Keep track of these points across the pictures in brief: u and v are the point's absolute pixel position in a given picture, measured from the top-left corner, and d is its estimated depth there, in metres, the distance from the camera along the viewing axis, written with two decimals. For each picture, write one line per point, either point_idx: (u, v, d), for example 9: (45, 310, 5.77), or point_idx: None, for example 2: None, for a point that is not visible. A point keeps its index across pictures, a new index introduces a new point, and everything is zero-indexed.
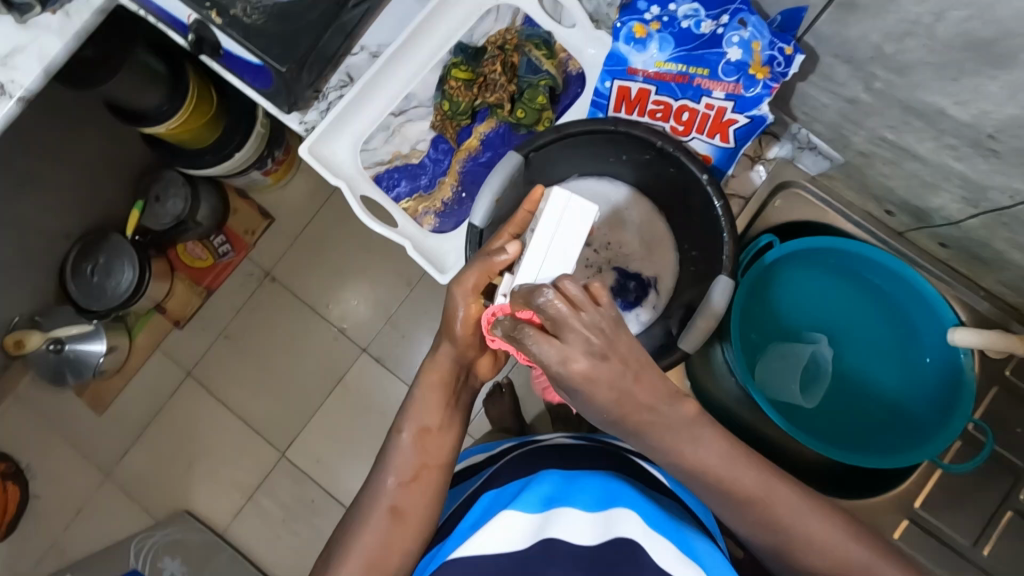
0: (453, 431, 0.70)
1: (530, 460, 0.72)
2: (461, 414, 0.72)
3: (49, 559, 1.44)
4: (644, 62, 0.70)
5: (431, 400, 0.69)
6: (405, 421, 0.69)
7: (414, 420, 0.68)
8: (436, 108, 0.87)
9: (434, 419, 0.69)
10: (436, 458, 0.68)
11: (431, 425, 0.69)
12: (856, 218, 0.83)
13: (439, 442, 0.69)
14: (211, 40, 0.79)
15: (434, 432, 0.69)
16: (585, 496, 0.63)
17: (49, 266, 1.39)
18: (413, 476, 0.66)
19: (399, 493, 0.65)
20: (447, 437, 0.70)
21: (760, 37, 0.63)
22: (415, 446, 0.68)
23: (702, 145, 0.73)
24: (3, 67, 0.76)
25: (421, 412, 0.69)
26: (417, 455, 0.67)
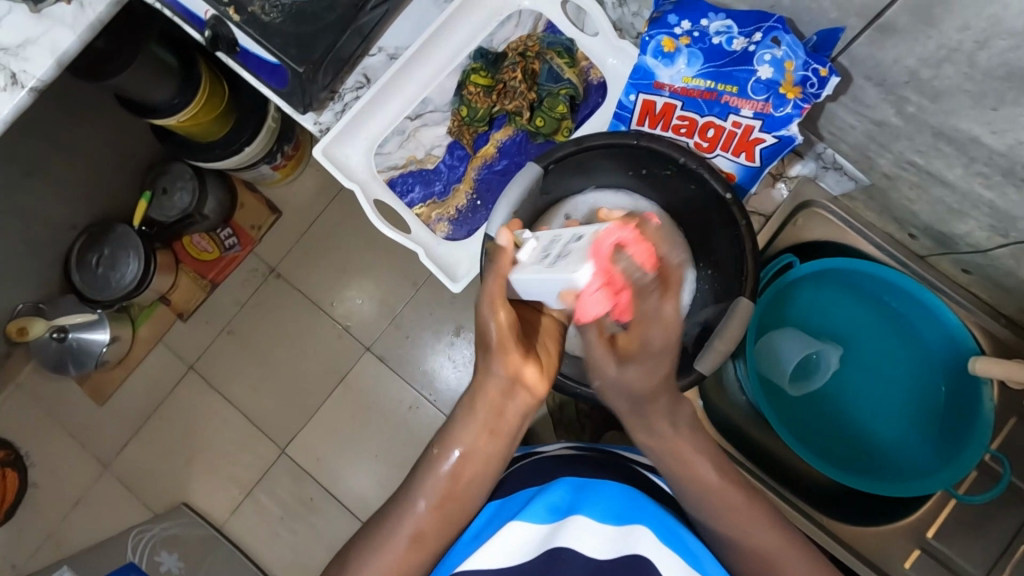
0: (500, 461, 0.66)
1: (533, 467, 0.69)
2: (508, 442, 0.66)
3: (46, 549, 1.43)
4: (670, 76, 0.69)
5: (478, 424, 0.65)
6: (449, 442, 0.65)
7: (458, 443, 0.65)
8: (453, 113, 0.85)
9: (479, 444, 0.65)
10: (466, 489, 0.65)
11: (476, 448, 0.65)
12: (877, 240, 0.81)
13: (480, 470, 0.65)
14: (228, 37, 0.78)
15: (478, 459, 0.65)
16: (593, 504, 0.61)
17: (52, 254, 1.38)
18: (439, 505, 0.63)
19: (427, 518, 0.63)
20: (490, 461, 0.65)
21: (794, 57, 0.61)
22: (449, 473, 0.64)
23: (726, 163, 0.72)
24: (15, 57, 0.75)
25: (464, 433, 0.65)
26: (446, 483, 0.64)
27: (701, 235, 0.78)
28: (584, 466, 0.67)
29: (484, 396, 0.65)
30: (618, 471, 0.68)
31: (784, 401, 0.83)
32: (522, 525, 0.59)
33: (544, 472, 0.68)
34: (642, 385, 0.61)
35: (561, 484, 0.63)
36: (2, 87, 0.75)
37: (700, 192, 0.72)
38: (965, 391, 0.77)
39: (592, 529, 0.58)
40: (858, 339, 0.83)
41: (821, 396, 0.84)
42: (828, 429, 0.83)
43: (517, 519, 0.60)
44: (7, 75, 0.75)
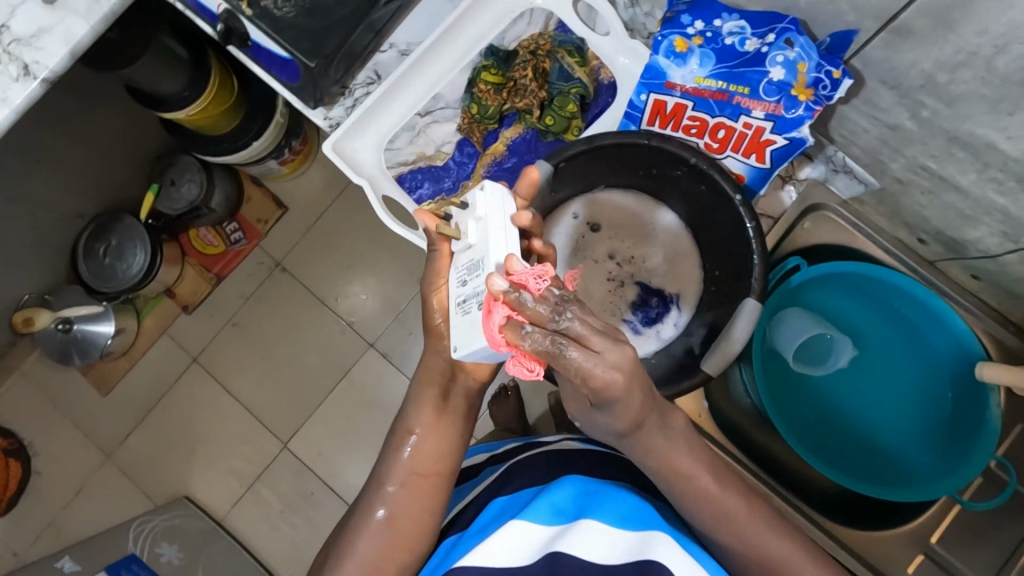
0: (454, 435, 0.71)
1: (531, 467, 0.71)
2: (458, 416, 0.72)
3: (48, 537, 1.43)
4: (683, 76, 0.68)
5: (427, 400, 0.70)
6: (407, 423, 0.70)
7: (414, 423, 0.70)
8: (463, 111, 0.86)
9: (429, 419, 0.70)
10: (428, 467, 0.70)
11: (429, 426, 0.70)
12: (885, 244, 0.81)
13: (436, 446, 0.70)
14: (240, 31, 0.78)
15: (433, 435, 0.70)
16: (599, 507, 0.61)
17: (60, 244, 1.39)
18: (401, 483, 0.68)
19: (394, 499, 0.68)
20: (442, 441, 0.70)
21: (807, 59, 0.61)
22: (410, 453, 0.69)
23: (737, 164, 0.72)
24: (28, 47, 0.75)
25: (417, 409, 0.70)
26: (407, 463, 0.69)
27: (710, 235, 0.78)
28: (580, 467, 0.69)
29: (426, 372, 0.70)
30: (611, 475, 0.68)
31: (790, 387, 0.84)
32: (529, 523, 0.59)
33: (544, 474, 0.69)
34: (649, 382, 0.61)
35: (569, 486, 0.63)
36: (15, 76, 0.75)
37: (710, 192, 0.72)
38: (970, 397, 0.76)
39: (601, 527, 0.59)
40: (873, 341, 0.83)
41: (827, 398, 0.83)
42: (833, 430, 0.83)
43: (522, 517, 0.59)
44: (21, 65, 0.75)
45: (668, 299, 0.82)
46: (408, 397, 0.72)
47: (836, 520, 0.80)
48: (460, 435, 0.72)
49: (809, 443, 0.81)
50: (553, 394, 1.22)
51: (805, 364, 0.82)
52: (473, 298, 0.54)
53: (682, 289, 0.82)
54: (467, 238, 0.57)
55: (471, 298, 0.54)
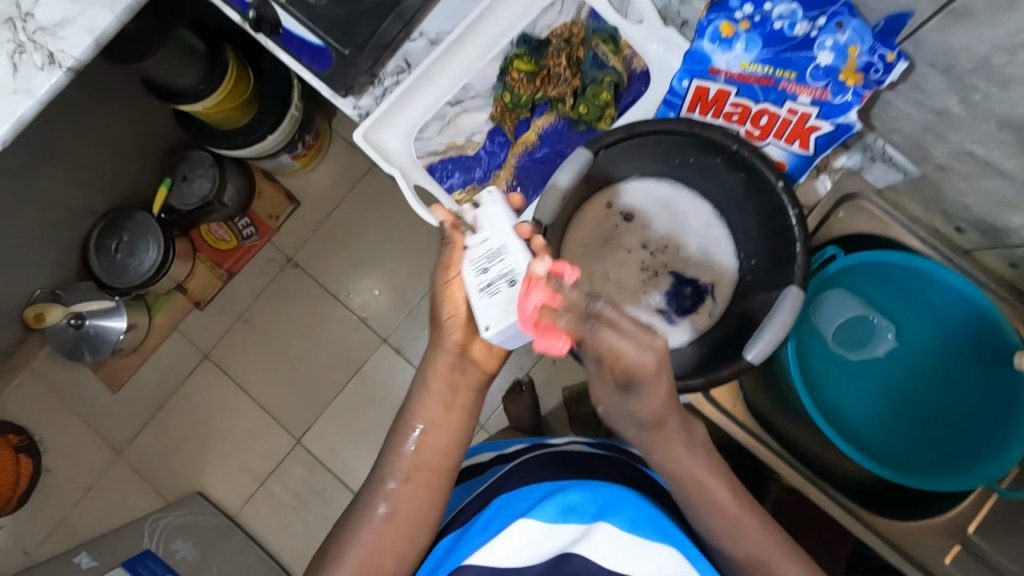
0: (462, 434, 0.71)
1: (531, 468, 0.70)
2: (465, 413, 0.71)
3: (59, 535, 1.42)
4: (728, 61, 0.68)
5: (433, 398, 0.69)
6: (412, 418, 0.69)
7: (420, 418, 0.69)
8: (495, 99, 0.85)
9: (436, 417, 0.69)
10: (428, 462, 0.69)
11: (436, 422, 0.69)
12: (922, 234, 0.80)
13: (444, 440, 0.70)
14: (271, 19, 0.78)
15: (436, 430, 0.69)
16: (605, 511, 0.60)
17: (72, 239, 1.38)
18: (405, 477, 0.67)
19: (394, 495, 0.67)
20: (446, 434, 0.70)
21: (859, 42, 0.61)
22: (414, 448, 0.69)
23: (778, 151, 0.71)
24: (52, 37, 0.74)
25: (424, 409, 0.69)
26: (412, 457, 0.68)
27: (745, 222, 0.78)
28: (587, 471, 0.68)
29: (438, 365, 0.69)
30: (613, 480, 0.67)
31: (825, 376, 0.84)
32: (537, 528, 0.59)
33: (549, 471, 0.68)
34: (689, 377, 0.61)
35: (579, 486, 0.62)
36: (38, 65, 0.74)
37: (750, 180, 0.71)
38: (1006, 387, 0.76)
39: (610, 534, 0.58)
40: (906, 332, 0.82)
41: (861, 390, 0.83)
42: (867, 421, 0.82)
43: (528, 520, 0.59)
44: (45, 54, 0.74)
45: (702, 289, 0.81)
46: (413, 391, 0.71)
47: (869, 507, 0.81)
48: (466, 428, 0.71)
49: (843, 429, 0.82)
50: (571, 389, 1.21)
51: (843, 351, 0.83)
52: (500, 280, 0.59)
53: (717, 279, 0.81)
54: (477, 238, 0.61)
55: (499, 281, 0.59)
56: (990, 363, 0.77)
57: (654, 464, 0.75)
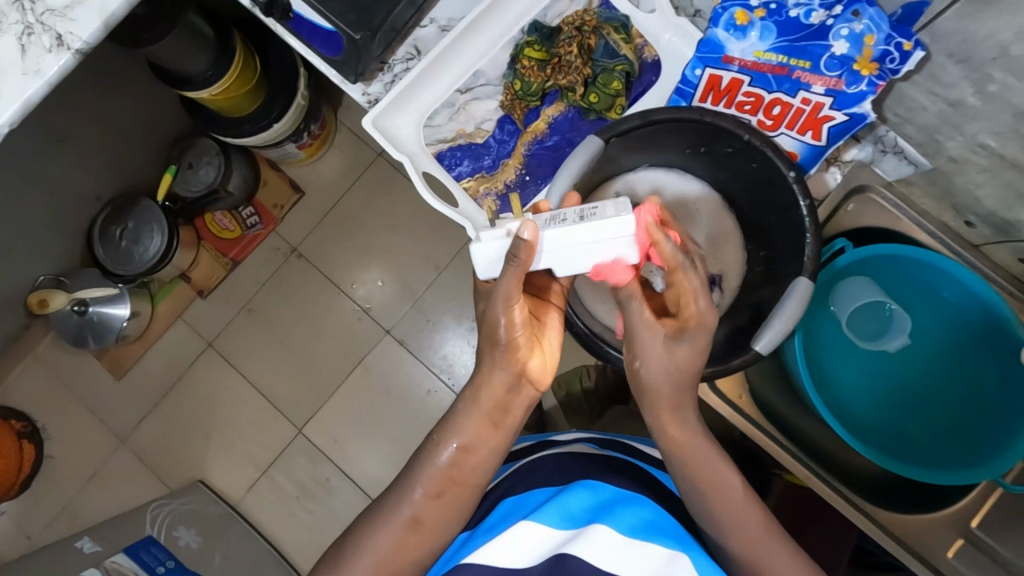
0: (501, 454, 0.68)
1: (548, 464, 0.69)
2: (510, 431, 0.69)
3: (61, 522, 1.42)
4: (742, 50, 0.68)
5: (469, 411, 0.67)
6: (449, 433, 0.67)
7: (458, 435, 0.66)
8: (506, 87, 0.85)
9: (471, 434, 0.66)
10: (465, 477, 0.66)
11: (475, 440, 0.67)
12: (930, 228, 0.80)
13: (483, 459, 0.67)
14: (282, 3, 0.77)
15: (480, 448, 0.66)
16: (609, 512, 0.59)
17: (77, 226, 1.38)
18: (438, 492, 0.65)
19: (423, 505, 0.64)
20: (491, 453, 0.67)
21: (876, 30, 0.60)
22: (448, 460, 0.66)
23: (790, 141, 0.71)
24: (61, 18, 0.74)
25: (458, 423, 0.67)
26: (444, 469, 0.65)
27: (755, 212, 0.77)
28: (600, 472, 0.67)
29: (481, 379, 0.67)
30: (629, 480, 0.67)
31: (833, 369, 0.83)
32: (538, 526, 0.57)
33: (558, 471, 0.68)
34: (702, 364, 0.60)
35: (581, 490, 0.62)
36: (47, 47, 0.74)
37: (761, 170, 0.71)
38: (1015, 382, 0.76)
39: (610, 535, 0.55)
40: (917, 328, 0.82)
41: (870, 384, 0.82)
42: (875, 415, 0.82)
43: (531, 519, 0.58)
44: (53, 36, 0.73)
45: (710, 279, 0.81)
46: (456, 406, 0.69)
47: (871, 499, 0.81)
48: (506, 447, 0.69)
49: (847, 418, 0.82)
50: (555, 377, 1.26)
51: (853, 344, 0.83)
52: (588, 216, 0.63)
53: (725, 269, 0.81)
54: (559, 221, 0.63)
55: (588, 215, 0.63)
56: (1000, 358, 0.77)
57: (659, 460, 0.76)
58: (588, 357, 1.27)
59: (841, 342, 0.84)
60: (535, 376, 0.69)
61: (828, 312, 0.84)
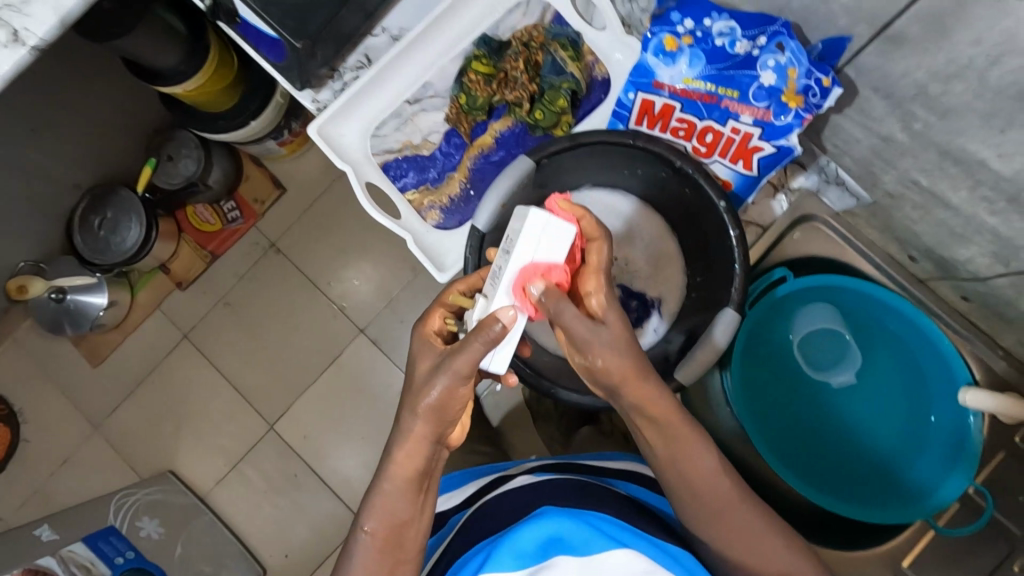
0: (426, 517, 0.64)
1: (495, 510, 0.67)
2: (434, 491, 0.65)
3: (33, 504, 1.44)
4: (671, 76, 0.66)
5: (400, 486, 0.62)
6: (364, 516, 0.62)
7: (379, 515, 0.62)
8: (450, 100, 0.83)
9: (404, 510, 0.62)
10: (408, 552, 0.63)
11: (403, 518, 0.62)
12: (877, 259, 0.79)
13: (414, 533, 0.63)
14: (228, 7, 0.77)
15: (408, 524, 0.63)
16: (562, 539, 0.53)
17: (56, 214, 1.39)
18: (387, 571, 0.62)
19: None
20: (421, 521, 0.64)
21: (797, 64, 0.59)
22: (377, 542, 0.62)
23: (723, 169, 0.70)
24: (17, 13, 0.74)
25: (389, 506, 0.62)
26: (376, 559, 0.61)
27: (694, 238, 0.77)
28: (540, 498, 0.64)
29: (408, 449, 0.61)
30: (574, 496, 0.63)
31: (774, 400, 0.82)
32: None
33: (504, 514, 0.65)
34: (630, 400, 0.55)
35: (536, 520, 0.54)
36: (3, 42, 0.74)
37: (694, 196, 0.71)
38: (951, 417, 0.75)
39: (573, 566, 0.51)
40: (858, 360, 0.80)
41: (809, 416, 0.81)
42: (815, 448, 0.80)
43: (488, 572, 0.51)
44: (9, 32, 0.74)
45: (649, 303, 0.81)
46: (371, 483, 0.63)
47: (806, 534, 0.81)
48: (431, 506, 0.65)
49: (788, 448, 0.81)
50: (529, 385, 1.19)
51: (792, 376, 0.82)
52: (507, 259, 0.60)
53: (665, 294, 0.80)
54: (489, 295, 0.57)
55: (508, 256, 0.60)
56: (938, 393, 0.76)
57: (610, 468, 0.75)
58: None
59: (789, 371, 0.82)
60: (455, 443, 0.66)
61: (778, 338, 0.82)
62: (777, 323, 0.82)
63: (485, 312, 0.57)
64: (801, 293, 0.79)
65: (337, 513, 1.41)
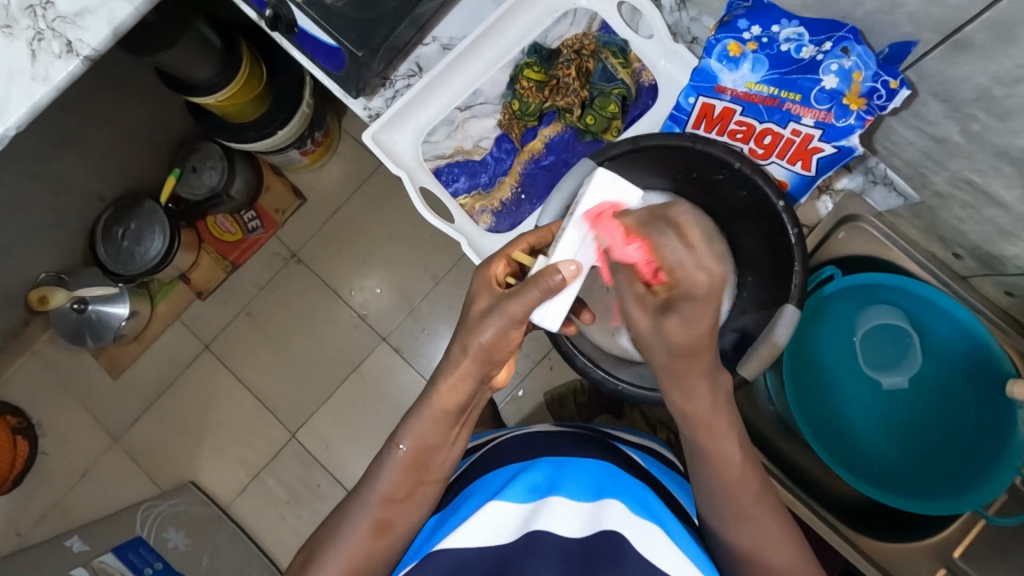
0: (454, 449, 0.64)
1: (520, 443, 0.66)
2: (466, 427, 0.65)
3: (51, 518, 1.43)
4: (734, 81, 0.73)
5: (437, 415, 0.62)
6: (397, 433, 0.63)
7: (409, 436, 0.62)
8: (504, 106, 0.86)
9: (437, 437, 0.63)
10: (432, 474, 0.63)
11: (430, 443, 0.62)
12: (919, 257, 0.82)
13: (439, 459, 0.64)
14: (288, 19, 0.78)
15: (433, 451, 0.63)
16: (569, 480, 0.56)
17: (79, 224, 1.39)
18: (408, 491, 0.62)
19: (389, 507, 0.61)
20: (451, 451, 0.64)
21: (864, 68, 0.63)
22: (408, 464, 0.62)
23: (780, 170, 0.76)
24: (71, 25, 0.75)
25: (422, 430, 0.62)
26: (405, 479, 0.62)
27: (745, 240, 0.78)
28: (562, 443, 0.64)
29: (454, 381, 0.61)
30: (595, 448, 0.64)
31: (821, 394, 0.84)
32: (504, 505, 0.53)
33: (525, 449, 0.64)
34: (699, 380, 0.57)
35: (545, 465, 0.58)
36: (57, 54, 0.75)
37: (751, 198, 0.73)
38: (997, 413, 0.77)
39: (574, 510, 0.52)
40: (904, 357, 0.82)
41: (855, 409, 0.83)
42: (861, 440, 0.83)
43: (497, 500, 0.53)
44: (63, 43, 0.75)
45: None
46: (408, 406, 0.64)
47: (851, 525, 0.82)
48: (460, 440, 0.65)
49: (843, 445, 0.83)
50: (550, 393, 1.24)
51: (839, 371, 0.84)
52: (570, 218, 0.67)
53: None
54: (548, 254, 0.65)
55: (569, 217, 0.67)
56: (984, 390, 0.78)
57: (635, 440, 0.75)
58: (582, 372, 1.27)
59: (839, 369, 0.84)
60: (498, 384, 0.67)
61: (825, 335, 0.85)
62: (826, 322, 0.84)
63: (542, 267, 0.64)
64: (847, 291, 0.82)
65: None
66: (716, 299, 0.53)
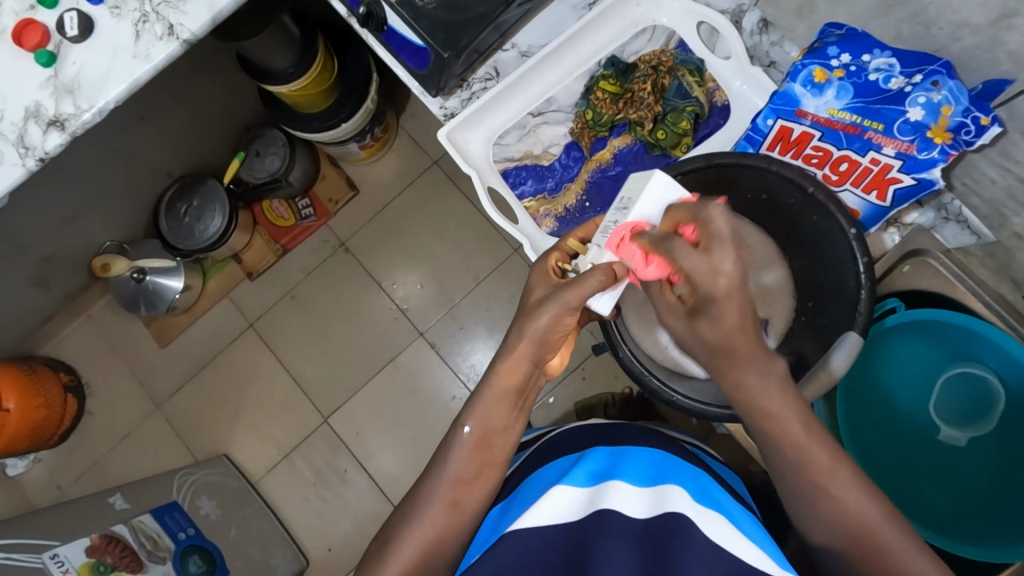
0: (506, 442, 0.66)
1: (568, 436, 0.67)
2: (527, 412, 0.68)
3: (92, 475, 1.49)
4: (817, 106, 0.75)
5: (501, 395, 0.64)
6: (463, 416, 0.65)
7: (472, 418, 0.65)
8: (576, 116, 0.89)
9: (500, 418, 0.65)
10: (498, 456, 0.65)
11: (486, 431, 0.64)
12: (986, 298, 0.81)
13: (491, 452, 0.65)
14: (379, 17, 0.81)
15: (487, 440, 0.65)
16: (628, 469, 0.57)
17: (146, 199, 1.45)
18: (476, 471, 0.64)
19: (459, 490, 0.63)
20: (512, 433, 0.66)
21: (954, 102, 0.65)
22: (464, 453, 0.64)
23: (854, 198, 0.76)
24: (174, 9, 0.79)
25: (487, 411, 0.64)
26: (460, 469, 0.63)
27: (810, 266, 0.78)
28: (615, 435, 0.66)
29: (512, 362, 0.63)
30: (650, 438, 0.66)
31: (876, 430, 0.84)
32: (565, 487, 0.55)
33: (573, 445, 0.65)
34: (772, 397, 0.58)
35: (596, 453, 0.60)
36: (159, 35, 0.79)
37: (821, 223, 0.73)
38: None
39: (627, 488, 0.54)
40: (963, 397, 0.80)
41: (909, 447, 0.83)
42: (915, 481, 0.82)
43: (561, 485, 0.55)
44: (165, 26, 0.79)
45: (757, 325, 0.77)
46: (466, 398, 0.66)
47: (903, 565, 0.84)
48: (518, 426, 0.67)
49: (894, 480, 0.82)
50: (581, 402, 1.26)
51: (894, 407, 0.84)
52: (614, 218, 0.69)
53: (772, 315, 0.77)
54: (602, 245, 0.67)
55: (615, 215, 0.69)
56: None
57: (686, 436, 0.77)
58: (614, 385, 1.28)
59: (898, 406, 0.84)
60: (552, 371, 0.71)
61: (882, 371, 0.85)
62: (884, 357, 0.85)
63: (600, 260, 0.66)
64: (915, 328, 0.82)
65: (380, 510, 1.44)
66: (737, 299, 0.54)
